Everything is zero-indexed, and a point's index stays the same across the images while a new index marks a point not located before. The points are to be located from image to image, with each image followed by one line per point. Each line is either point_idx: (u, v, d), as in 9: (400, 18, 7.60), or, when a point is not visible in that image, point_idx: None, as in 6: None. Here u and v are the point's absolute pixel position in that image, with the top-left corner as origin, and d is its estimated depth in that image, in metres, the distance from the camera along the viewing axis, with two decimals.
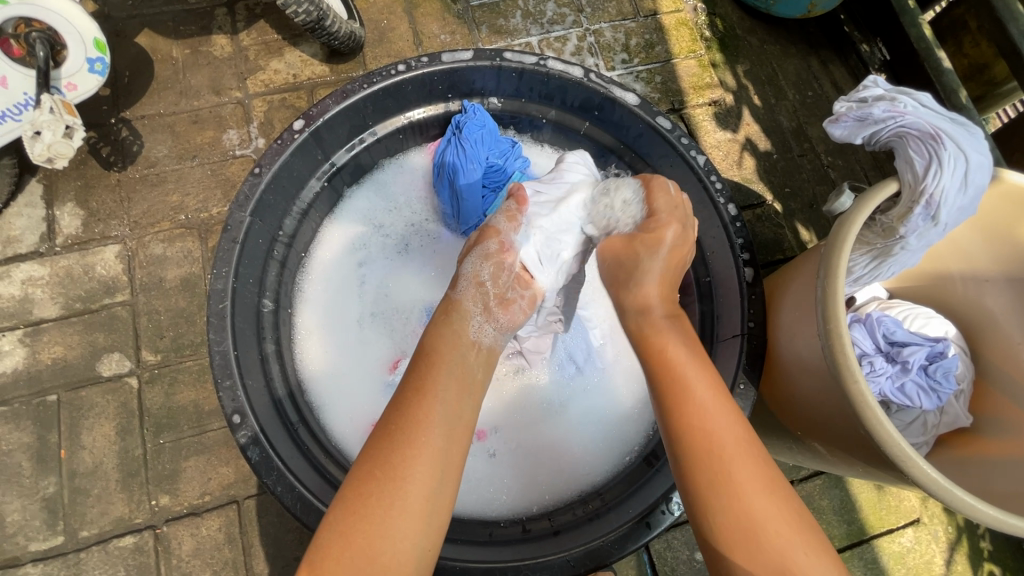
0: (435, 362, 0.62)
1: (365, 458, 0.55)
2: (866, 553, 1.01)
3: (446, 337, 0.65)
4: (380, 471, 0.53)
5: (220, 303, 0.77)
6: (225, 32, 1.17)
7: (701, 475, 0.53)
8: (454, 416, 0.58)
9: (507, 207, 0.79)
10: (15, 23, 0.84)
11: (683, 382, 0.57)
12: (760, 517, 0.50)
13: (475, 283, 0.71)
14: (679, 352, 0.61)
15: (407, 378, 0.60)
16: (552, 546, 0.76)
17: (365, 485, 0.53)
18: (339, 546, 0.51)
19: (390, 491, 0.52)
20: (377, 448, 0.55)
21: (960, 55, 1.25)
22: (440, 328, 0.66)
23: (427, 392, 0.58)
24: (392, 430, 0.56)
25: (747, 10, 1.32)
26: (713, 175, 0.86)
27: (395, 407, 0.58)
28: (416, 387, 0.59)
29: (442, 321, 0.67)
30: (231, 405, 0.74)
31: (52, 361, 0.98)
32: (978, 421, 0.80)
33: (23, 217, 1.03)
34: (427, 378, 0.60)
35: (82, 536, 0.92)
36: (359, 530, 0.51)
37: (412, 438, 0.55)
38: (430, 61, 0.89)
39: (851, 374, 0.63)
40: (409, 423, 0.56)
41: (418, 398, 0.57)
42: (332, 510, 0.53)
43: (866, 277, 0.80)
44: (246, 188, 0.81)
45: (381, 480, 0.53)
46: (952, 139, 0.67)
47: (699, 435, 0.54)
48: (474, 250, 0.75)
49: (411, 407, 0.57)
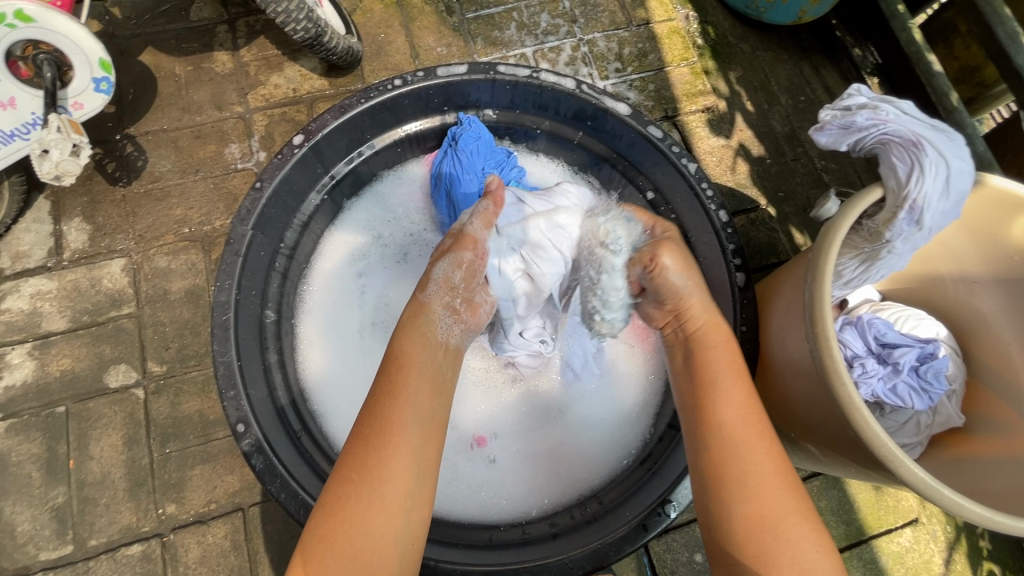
0: (406, 364, 0.63)
1: (342, 462, 0.56)
2: (865, 554, 1.01)
3: (417, 340, 0.67)
4: (358, 475, 0.55)
5: (224, 315, 0.80)
6: (226, 49, 1.19)
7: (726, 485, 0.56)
8: (427, 416, 0.60)
9: (484, 209, 0.78)
10: (22, 46, 0.86)
11: (722, 394, 0.62)
12: (779, 516, 0.53)
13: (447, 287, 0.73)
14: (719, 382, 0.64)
15: (379, 380, 0.62)
16: (551, 549, 0.78)
17: (344, 489, 0.54)
18: (323, 547, 0.52)
19: (369, 492, 0.54)
20: (354, 451, 0.56)
21: (950, 58, 1.26)
22: (410, 330, 0.68)
23: (397, 394, 0.60)
24: (365, 432, 0.57)
25: (738, 18, 1.34)
26: (704, 183, 0.88)
27: (369, 411, 0.59)
28: (388, 389, 0.60)
29: (409, 324, 0.68)
30: (235, 414, 0.76)
31: (60, 373, 1.00)
32: (970, 421, 0.81)
33: (31, 233, 1.06)
34: (397, 378, 0.62)
35: (90, 545, 0.93)
36: (342, 532, 0.53)
37: (387, 440, 0.57)
38: (425, 75, 0.91)
39: (840, 377, 0.65)
40: (382, 424, 0.57)
41: (390, 400, 0.59)
42: (314, 515, 0.55)
43: (855, 280, 0.81)
44: (247, 202, 0.84)
45: (359, 484, 0.54)
46: (933, 146, 0.69)
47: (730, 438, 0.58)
48: (448, 254, 0.75)
49: (383, 409, 0.59)
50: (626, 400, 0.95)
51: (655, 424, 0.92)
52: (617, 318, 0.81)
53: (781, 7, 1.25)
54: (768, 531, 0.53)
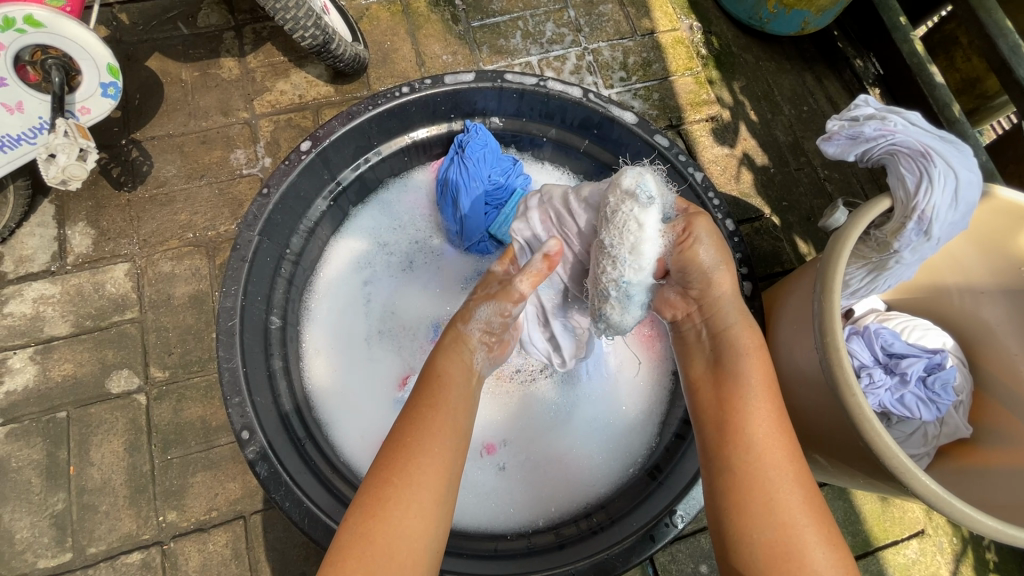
0: (444, 382, 0.65)
1: (379, 466, 0.56)
2: (872, 565, 1.01)
3: (452, 360, 0.68)
4: (397, 479, 0.55)
5: (229, 320, 0.79)
6: (233, 55, 1.20)
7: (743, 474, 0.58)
8: (459, 430, 0.61)
9: (535, 267, 0.75)
10: (32, 50, 0.86)
11: (747, 421, 0.61)
12: (799, 535, 0.53)
13: (484, 329, 0.73)
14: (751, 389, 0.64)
15: (417, 395, 0.63)
16: (557, 559, 0.77)
17: (384, 489, 0.54)
18: (361, 546, 0.51)
19: (405, 494, 0.54)
20: (393, 455, 0.57)
21: (952, 69, 1.27)
22: (444, 350, 0.69)
23: (438, 407, 0.61)
24: (403, 440, 0.58)
25: (741, 28, 1.35)
26: (711, 192, 0.89)
27: (407, 420, 0.60)
28: (427, 402, 0.61)
29: (447, 350, 0.69)
30: (240, 420, 0.75)
31: (62, 379, 0.99)
32: (978, 433, 0.80)
33: (35, 237, 1.05)
34: (439, 394, 0.63)
35: (89, 552, 0.92)
36: (381, 531, 0.52)
37: (428, 448, 0.57)
38: (433, 83, 0.92)
39: (849, 386, 0.65)
40: (423, 433, 0.58)
41: (429, 412, 0.60)
42: (350, 513, 0.54)
43: (862, 290, 0.81)
44: (254, 208, 0.84)
45: (398, 485, 0.54)
46: (941, 157, 0.69)
47: (751, 454, 0.58)
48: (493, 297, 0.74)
49: (423, 419, 0.60)
50: (633, 409, 0.95)
51: (661, 433, 0.92)
52: (634, 298, 0.75)
53: (784, 18, 1.26)
54: (793, 543, 0.53)
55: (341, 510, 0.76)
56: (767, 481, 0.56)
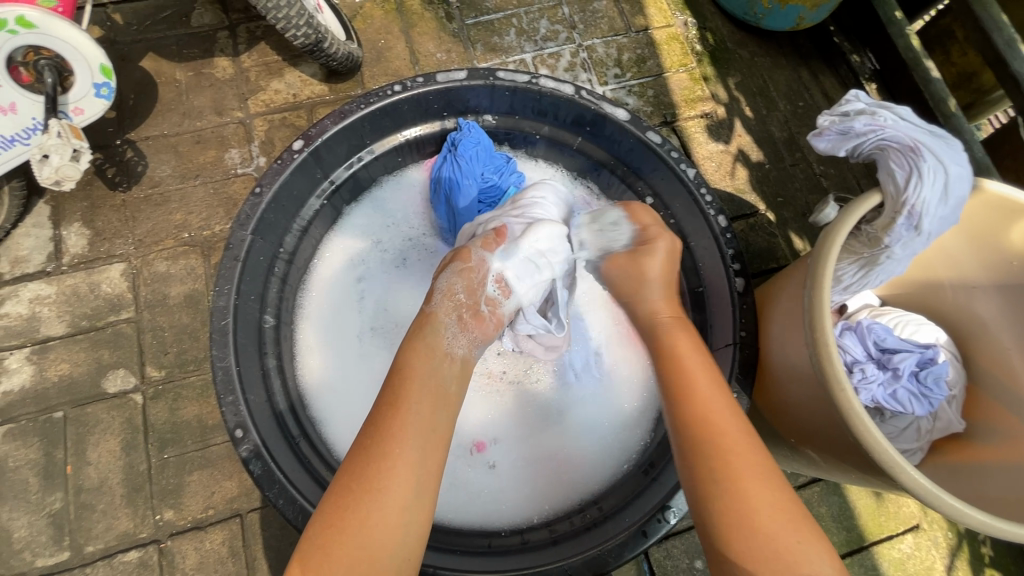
0: (408, 376, 0.64)
1: (341, 475, 0.57)
2: (866, 561, 1.01)
3: (418, 352, 0.67)
4: (356, 487, 0.55)
5: (223, 320, 0.79)
6: (227, 55, 1.20)
7: (702, 456, 0.58)
8: (428, 429, 0.60)
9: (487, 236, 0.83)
10: (24, 52, 0.86)
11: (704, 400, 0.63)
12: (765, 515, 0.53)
13: (449, 296, 0.74)
14: (689, 360, 0.68)
15: (381, 394, 0.63)
16: (550, 556, 0.77)
17: (342, 499, 0.55)
18: (320, 557, 0.52)
19: (366, 503, 0.54)
20: (354, 462, 0.57)
21: (948, 64, 1.26)
22: (417, 341, 0.69)
23: (401, 406, 0.60)
24: (365, 445, 0.58)
25: (737, 24, 1.34)
26: (703, 188, 0.88)
27: (371, 422, 0.60)
28: (389, 401, 0.61)
29: (416, 334, 0.70)
30: (234, 419, 0.76)
31: (58, 379, 1.00)
32: (971, 427, 0.80)
33: (31, 238, 1.06)
34: (401, 392, 0.62)
35: (87, 551, 0.93)
36: (337, 543, 0.52)
37: (388, 451, 0.57)
38: (424, 81, 0.91)
39: (839, 381, 0.65)
40: (383, 437, 0.58)
41: (392, 413, 0.60)
42: (312, 523, 0.55)
43: (854, 285, 0.81)
44: (247, 208, 0.84)
45: (357, 495, 0.55)
46: (931, 151, 0.69)
47: (709, 424, 0.60)
48: (451, 265, 0.77)
49: (386, 419, 0.59)
50: (624, 404, 0.95)
51: (655, 428, 0.92)
52: None
53: (778, 14, 1.25)
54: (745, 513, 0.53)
55: None
56: (724, 463, 0.57)
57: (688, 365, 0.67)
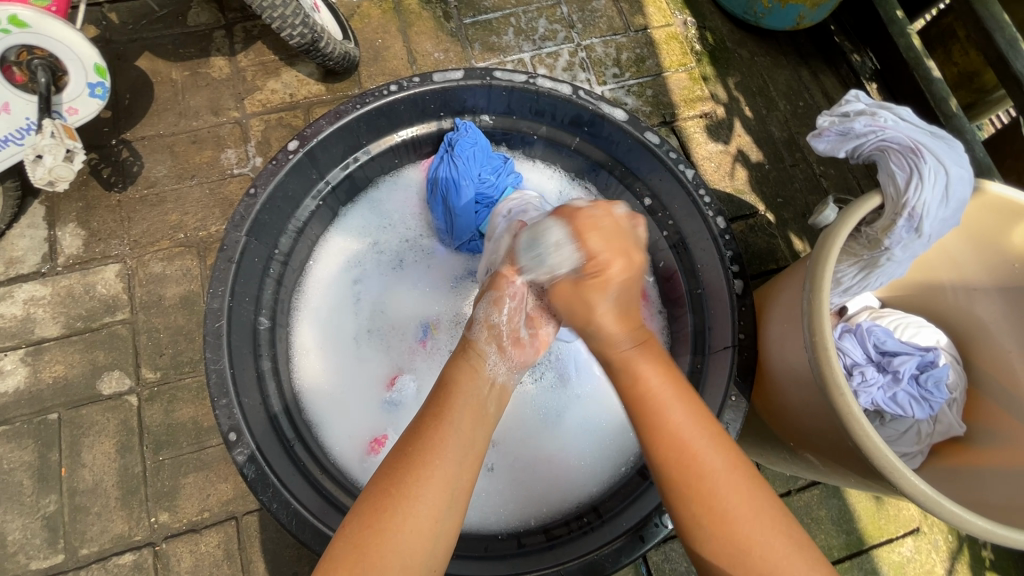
0: (452, 390, 0.62)
1: (381, 474, 0.56)
2: (865, 564, 1.00)
3: (463, 369, 0.65)
4: (395, 490, 0.54)
5: (216, 322, 0.79)
6: (223, 54, 1.19)
7: (688, 491, 0.53)
8: (469, 440, 0.58)
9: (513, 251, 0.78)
10: (17, 51, 0.85)
11: (669, 423, 0.55)
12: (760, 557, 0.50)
13: (488, 327, 0.71)
14: (648, 368, 0.59)
15: (427, 404, 0.61)
16: (547, 560, 0.77)
17: (381, 500, 0.53)
18: (355, 557, 0.51)
19: (402, 508, 0.53)
20: (391, 467, 0.55)
21: (949, 63, 1.25)
22: (457, 360, 0.67)
23: (444, 417, 0.59)
24: (407, 453, 0.56)
25: (736, 23, 1.33)
26: (702, 189, 0.87)
27: (414, 431, 0.58)
28: (434, 412, 0.60)
29: (458, 357, 0.67)
30: (228, 422, 0.75)
31: (53, 380, 0.99)
32: (971, 431, 0.80)
33: (25, 238, 1.05)
34: (446, 402, 0.61)
35: (82, 554, 0.92)
36: (374, 545, 0.51)
37: (427, 458, 0.56)
38: (421, 81, 0.90)
39: (838, 384, 0.64)
40: (424, 443, 0.57)
41: (434, 423, 0.58)
42: (348, 521, 0.54)
43: (855, 287, 0.80)
44: (241, 209, 0.83)
45: (394, 497, 0.53)
46: (932, 153, 0.68)
47: (684, 457, 0.54)
48: (486, 295, 0.74)
49: (427, 429, 0.58)
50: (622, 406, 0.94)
51: None
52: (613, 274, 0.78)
53: (778, 13, 1.24)
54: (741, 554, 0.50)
55: (331, 514, 0.76)
56: (712, 500, 0.52)
57: (646, 375, 0.58)
